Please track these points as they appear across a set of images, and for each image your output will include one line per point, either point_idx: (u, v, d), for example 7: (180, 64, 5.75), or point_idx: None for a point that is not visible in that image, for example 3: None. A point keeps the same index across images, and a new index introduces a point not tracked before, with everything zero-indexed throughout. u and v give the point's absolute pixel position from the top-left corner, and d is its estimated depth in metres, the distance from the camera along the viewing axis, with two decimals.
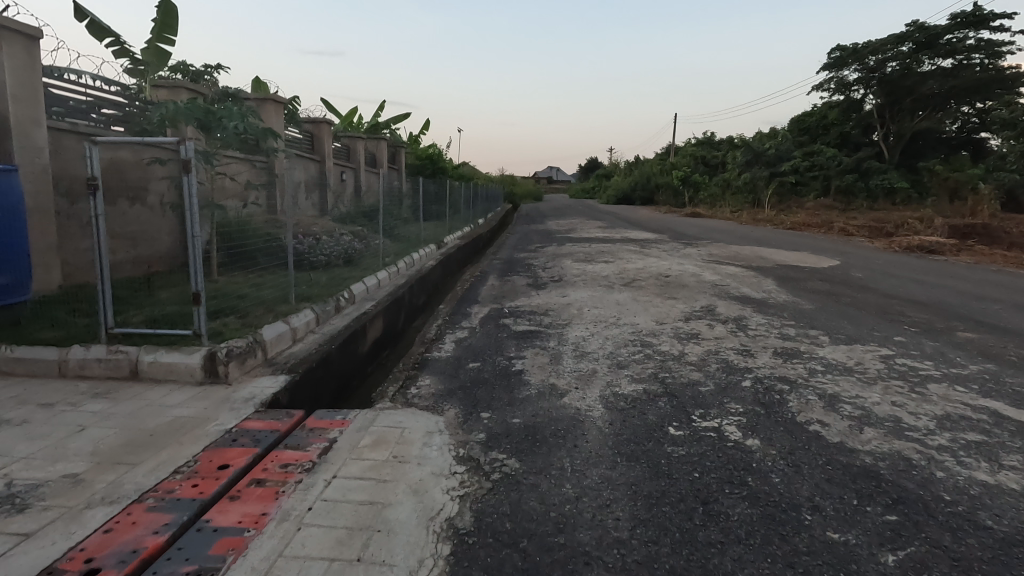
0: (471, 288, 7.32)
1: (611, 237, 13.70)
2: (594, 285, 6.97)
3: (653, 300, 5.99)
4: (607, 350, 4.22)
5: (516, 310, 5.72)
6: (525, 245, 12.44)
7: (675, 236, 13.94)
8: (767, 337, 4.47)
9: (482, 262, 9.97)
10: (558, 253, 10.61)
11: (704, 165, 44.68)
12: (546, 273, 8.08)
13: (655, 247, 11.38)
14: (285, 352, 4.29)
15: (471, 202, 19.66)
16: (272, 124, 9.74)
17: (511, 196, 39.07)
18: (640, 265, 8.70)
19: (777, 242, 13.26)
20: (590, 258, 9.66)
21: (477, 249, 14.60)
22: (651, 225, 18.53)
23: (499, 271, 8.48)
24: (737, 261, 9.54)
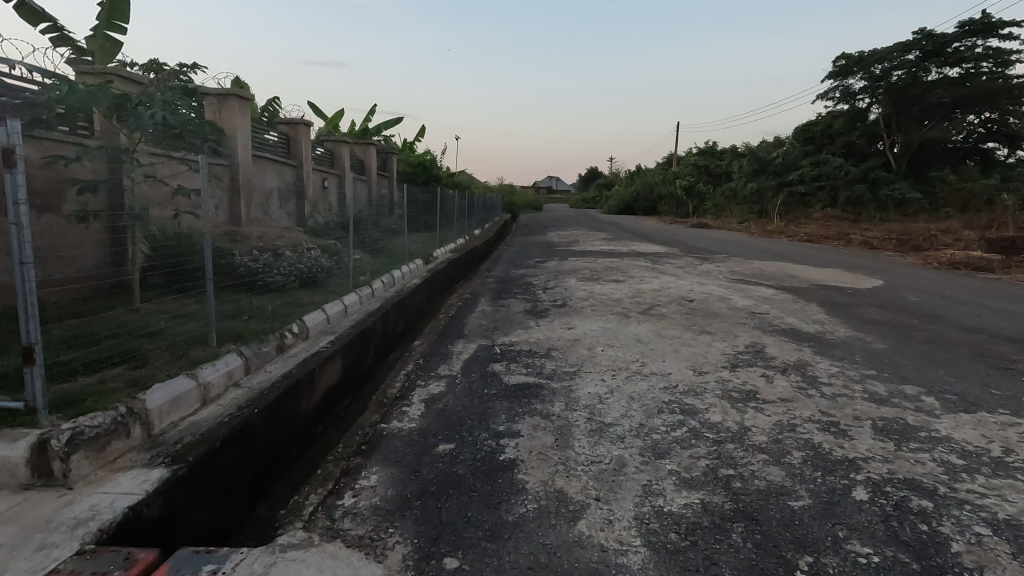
0: (459, 315, 6.11)
1: (617, 251, 12.54)
2: (606, 312, 5.79)
3: (682, 335, 4.80)
4: (635, 421, 3.01)
5: (511, 349, 4.51)
6: (524, 260, 11.25)
7: (688, 251, 12.76)
8: (851, 398, 3.28)
9: (475, 280, 8.77)
10: (560, 270, 9.43)
11: (708, 175, 43.70)
12: (547, 295, 6.87)
13: (668, 263, 10.20)
14: (184, 423, 3.06)
15: (467, 212, 18.48)
16: (235, 123, 8.59)
17: (510, 206, 38.01)
18: (656, 285, 7.52)
19: (800, 256, 12.10)
20: (596, 277, 8.47)
21: (471, 265, 13.39)
22: (659, 237, 17.37)
23: (493, 293, 7.28)
24: (765, 280, 8.35)
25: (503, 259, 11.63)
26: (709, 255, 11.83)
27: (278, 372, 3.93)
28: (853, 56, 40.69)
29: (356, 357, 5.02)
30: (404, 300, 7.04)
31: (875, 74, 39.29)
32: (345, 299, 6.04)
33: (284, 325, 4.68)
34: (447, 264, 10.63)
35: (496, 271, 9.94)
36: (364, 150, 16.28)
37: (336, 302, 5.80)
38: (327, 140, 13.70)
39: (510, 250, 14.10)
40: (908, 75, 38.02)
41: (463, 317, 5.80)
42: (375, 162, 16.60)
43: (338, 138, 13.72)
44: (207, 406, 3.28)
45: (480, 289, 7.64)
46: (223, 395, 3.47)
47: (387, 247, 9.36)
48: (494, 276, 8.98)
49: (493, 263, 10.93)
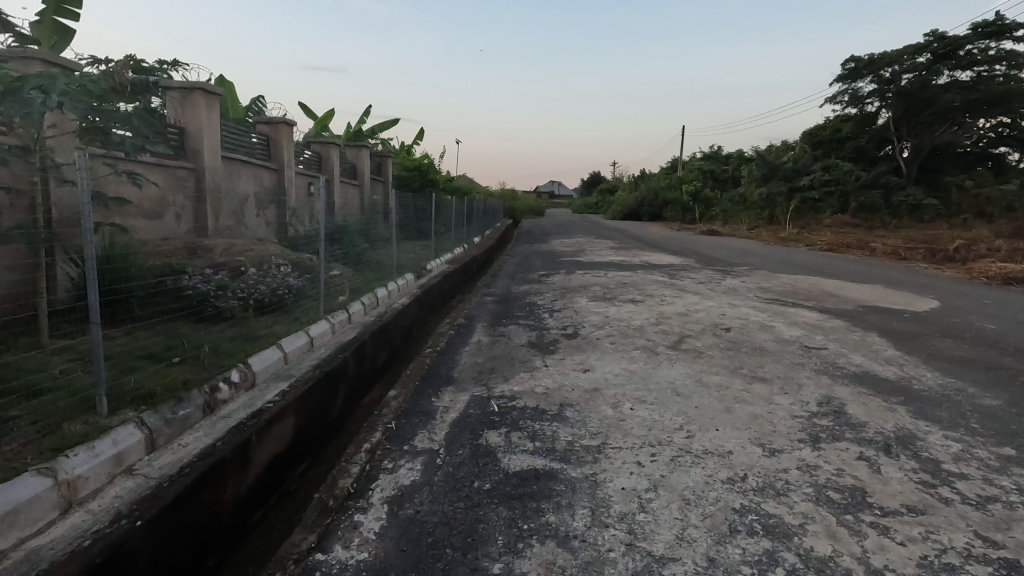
0: (450, 346, 5.09)
1: (628, 262, 11.51)
2: (628, 347, 4.76)
3: (731, 383, 3.77)
4: (701, 555, 1.99)
5: (514, 405, 3.48)
6: (526, 273, 10.21)
7: (704, 262, 11.71)
8: (1008, 507, 2.26)
9: (472, 298, 7.76)
10: (568, 286, 8.40)
11: (714, 180, 42.71)
12: (555, 322, 5.84)
13: (687, 278, 9.18)
14: (19, 552, 2.04)
15: (465, 219, 17.46)
16: (201, 120, 7.62)
17: (511, 212, 37.01)
18: (681, 308, 6.49)
19: (829, 269, 11.07)
20: (611, 296, 7.44)
21: (469, 277, 12.37)
22: (670, 246, 16.38)
23: (492, 316, 6.26)
24: (803, 300, 7.32)
25: (504, 272, 10.60)
26: (729, 268, 10.78)
27: (198, 445, 2.91)
28: (863, 58, 39.69)
29: (318, 406, 4.00)
30: (386, 325, 6.02)
31: (886, 77, 38.28)
32: (314, 328, 5.02)
33: (223, 371, 3.66)
34: (441, 278, 9.61)
35: (496, 286, 8.92)
36: (356, 152, 15.27)
37: (301, 333, 4.78)
38: (314, 141, 12.70)
39: (511, 260, 13.07)
40: (920, 78, 37.03)
41: (455, 352, 4.77)
42: (369, 165, 15.60)
43: (327, 140, 12.71)
44: (69, 517, 2.26)
45: (477, 311, 6.62)
46: (104, 492, 2.45)
47: (376, 260, 8.33)
48: (494, 293, 7.95)
49: (493, 277, 9.91)
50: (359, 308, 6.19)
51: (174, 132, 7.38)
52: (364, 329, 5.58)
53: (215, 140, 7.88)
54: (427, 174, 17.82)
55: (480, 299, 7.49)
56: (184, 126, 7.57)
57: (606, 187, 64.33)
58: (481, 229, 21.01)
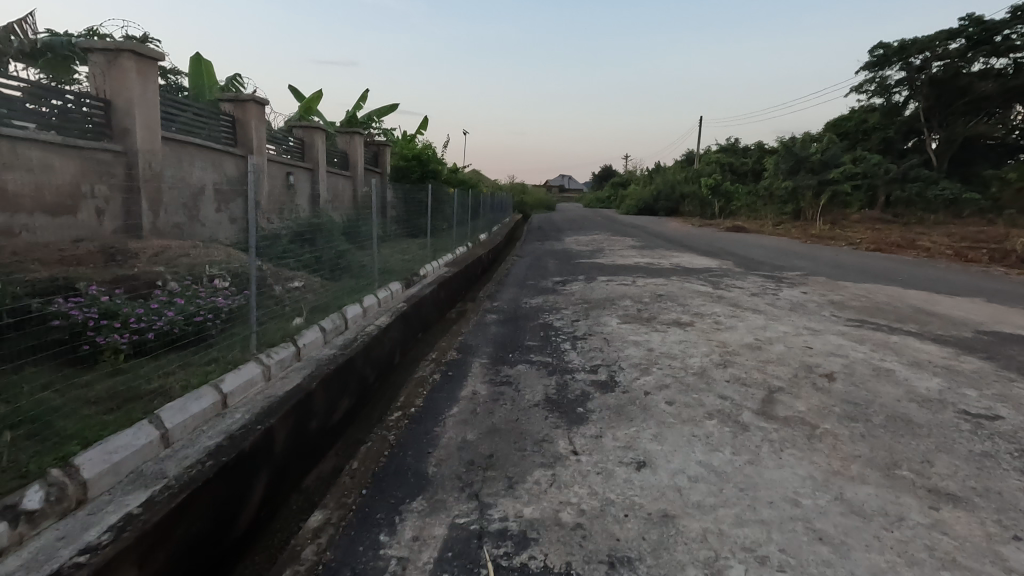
0: (433, 400, 3.51)
1: (657, 266, 9.88)
2: (694, 413, 3.18)
3: (902, 507, 2.19)
4: None
5: (524, 564, 1.91)
6: (538, 279, 8.62)
7: (745, 266, 10.05)
8: None
9: (472, 316, 6.20)
10: (590, 299, 6.80)
11: (733, 173, 40.84)
12: (581, 360, 4.26)
13: (735, 288, 7.54)
14: None
15: (470, 213, 15.88)
16: (129, 90, 6.07)
17: (520, 206, 35.48)
18: (745, 336, 4.88)
19: (896, 274, 9.37)
20: (649, 314, 5.83)
21: (472, 281, 10.81)
22: (698, 245, 14.70)
23: (496, 347, 4.68)
24: (898, 322, 5.66)
25: (512, 277, 9.01)
26: (777, 274, 9.11)
27: None
28: (891, 44, 37.44)
29: (210, 522, 2.46)
30: (353, 360, 4.47)
31: (916, 64, 36.07)
32: (236, 376, 3.46)
33: (21, 488, 2.13)
34: (437, 286, 8.03)
35: (503, 297, 7.35)
36: (348, 139, 13.71)
37: (213, 387, 3.22)
38: (297, 126, 11.15)
39: (521, 261, 11.46)
40: (954, 65, 34.83)
41: (438, 417, 3.19)
42: (362, 154, 14.05)
43: (311, 123, 11.16)
44: None
45: (476, 337, 5.03)
46: None
47: (356, 265, 6.78)
48: (499, 309, 6.37)
49: (499, 283, 8.33)
50: (318, 336, 4.64)
51: (95, 107, 5.86)
52: (318, 370, 4.02)
53: (150, 117, 6.34)
54: (427, 164, 16.23)
55: (481, 318, 5.90)
56: (111, 99, 6.05)
57: (618, 180, 62.48)
58: (488, 223, 19.43)
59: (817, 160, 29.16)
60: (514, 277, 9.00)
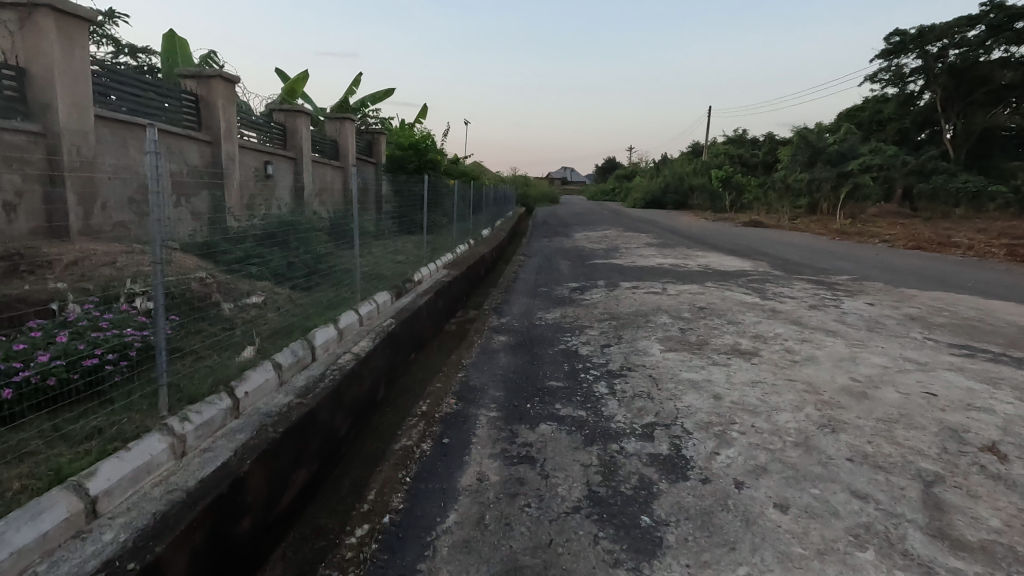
0: (420, 496, 2.35)
1: (684, 269, 8.72)
2: (830, 532, 2.02)
3: None
4: None
5: None
6: (552, 285, 7.43)
7: (784, 269, 8.88)
8: None
9: (475, 336, 5.04)
10: (618, 314, 5.63)
11: (743, 165, 39.54)
12: (627, 418, 3.08)
13: (786, 298, 6.37)
14: None
15: (471, 207, 14.65)
16: (49, 54, 4.89)
17: (524, 199, 34.27)
18: (836, 374, 3.71)
19: (958, 279, 8.20)
20: (697, 337, 4.66)
21: (474, 284, 9.65)
22: (718, 242, 13.52)
23: (509, 391, 3.52)
24: (1012, 348, 4.49)
25: (521, 282, 7.83)
26: (826, 279, 7.92)
27: None
28: (907, 31, 36.05)
29: None
30: (315, 412, 3.30)
31: (933, 52, 34.70)
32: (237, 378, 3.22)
33: None
34: (433, 294, 6.85)
35: (512, 308, 6.18)
36: (338, 126, 12.49)
37: (72, 490, 2.05)
38: (278, 109, 9.95)
39: (529, 261, 10.27)
40: (972, 53, 33.43)
41: (426, 542, 2.03)
42: (354, 143, 12.84)
43: (293, 106, 9.95)
44: None
45: (482, 374, 3.85)
46: None
47: (337, 272, 5.60)
48: (509, 327, 5.18)
49: (507, 291, 7.15)
50: (272, 376, 3.46)
51: (4, 76, 4.66)
52: (259, 435, 2.84)
53: (79, 88, 5.17)
54: (425, 154, 15.03)
55: (487, 342, 4.71)
56: (25, 67, 4.85)
57: (623, 173, 61.17)
58: (491, 218, 18.24)
59: (834, 151, 27.86)
60: (523, 281, 7.83)
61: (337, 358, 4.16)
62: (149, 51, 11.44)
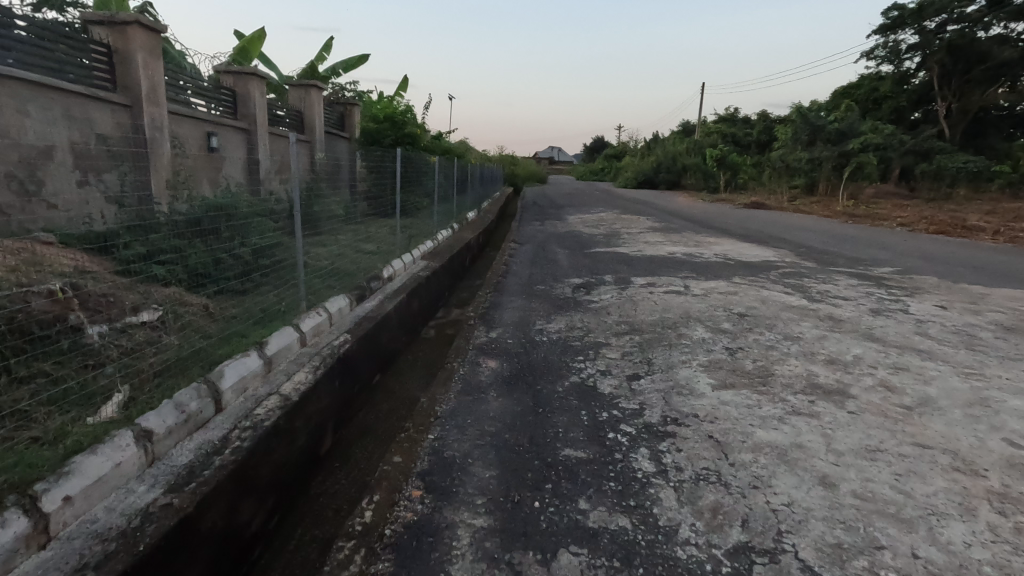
0: None
1: (700, 260, 7.53)
2: None
3: None
4: None
5: None
6: (550, 282, 6.19)
7: (815, 260, 7.71)
8: None
9: (455, 358, 3.79)
10: (639, 325, 4.43)
11: (736, 145, 38.38)
12: (701, 537, 1.89)
13: (837, 301, 5.20)
14: None
15: (455, 186, 13.25)
16: None
17: (510, 179, 32.81)
18: (979, 433, 2.55)
19: (1015, 273, 7.10)
20: (753, 362, 3.48)
21: (457, 276, 8.38)
22: (725, 226, 12.34)
23: (502, 471, 2.30)
24: None
25: (512, 276, 6.60)
26: (868, 272, 6.78)
27: None
28: (905, 6, 34.75)
29: None
30: (194, 520, 2.04)
31: (932, 27, 33.51)
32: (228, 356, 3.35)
33: None
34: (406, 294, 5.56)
35: (504, 314, 4.94)
36: (303, 94, 11.02)
37: None
38: (226, 72, 8.47)
39: (520, 249, 9.01)
40: (972, 28, 32.30)
41: None
42: (322, 114, 11.37)
43: (245, 68, 8.47)
44: None
45: (465, 434, 2.62)
46: None
47: (278, 271, 4.31)
48: (501, 346, 3.94)
49: (497, 289, 5.90)
50: (133, 454, 2.18)
51: None
52: None
53: None
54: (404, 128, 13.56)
55: (472, 371, 3.47)
56: None
57: (613, 152, 59.71)
58: (477, 198, 16.84)
59: (834, 130, 26.72)
60: (515, 275, 6.59)
61: (256, 405, 2.89)
62: (76, 4, 9.80)
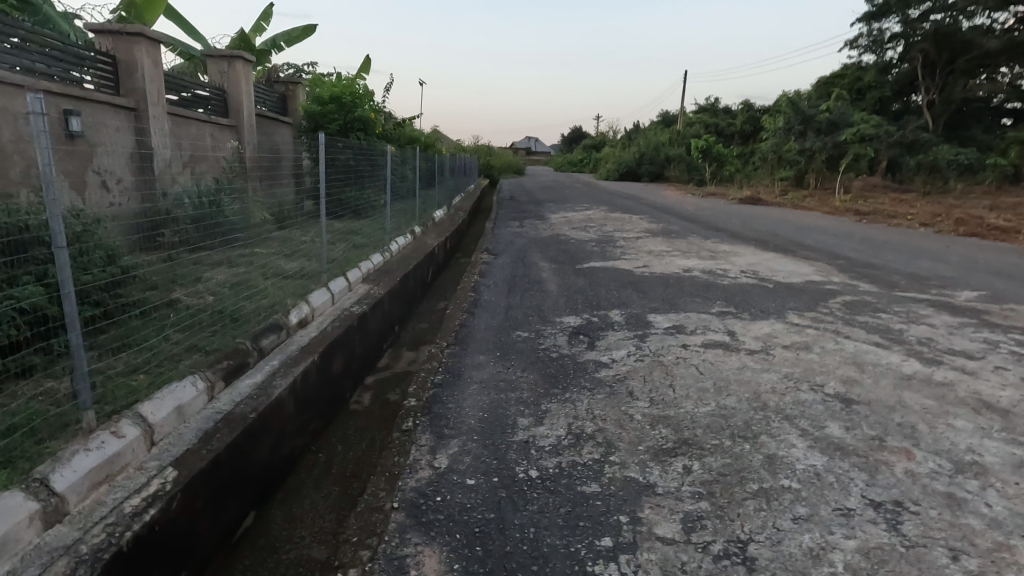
0: None
1: (727, 282, 5.81)
2: None
3: None
4: None
5: None
6: (537, 323, 4.40)
7: (867, 280, 6.08)
8: None
9: (360, 535, 1.96)
10: (691, 425, 2.68)
11: (719, 135, 37.06)
12: None
13: (963, 362, 3.52)
14: None
15: (418, 180, 11.29)
16: None
17: (486, 169, 30.86)
18: None
19: None
20: (958, 563, 1.75)
21: (412, 299, 6.52)
22: (730, 228, 10.69)
23: None
24: None
25: (484, 310, 4.78)
26: (951, 302, 5.13)
27: None
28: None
29: None
30: None
31: (917, 16, 32.50)
32: None
33: None
34: (320, 352, 3.69)
35: (467, 394, 3.12)
36: (225, 68, 8.99)
37: None
38: (100, 31, 6.35)
39: (495, 261, 7.19)
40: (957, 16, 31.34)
41: None
42: (250, 92, 9.32)
43: (127, 25, 6.38)
44: None
45: None
46: None
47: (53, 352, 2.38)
48: (454, 501, 2.12)
49: (459, 338, 4.07)
50: None
51: None
52: None
53: None
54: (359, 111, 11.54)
55: None
56: None
57: (591, 143, 58.06)
58: (447, 193, 14.89)
59: (824, 120, 25.43)
60: (488, 310, 4.78)
61: None
62: None
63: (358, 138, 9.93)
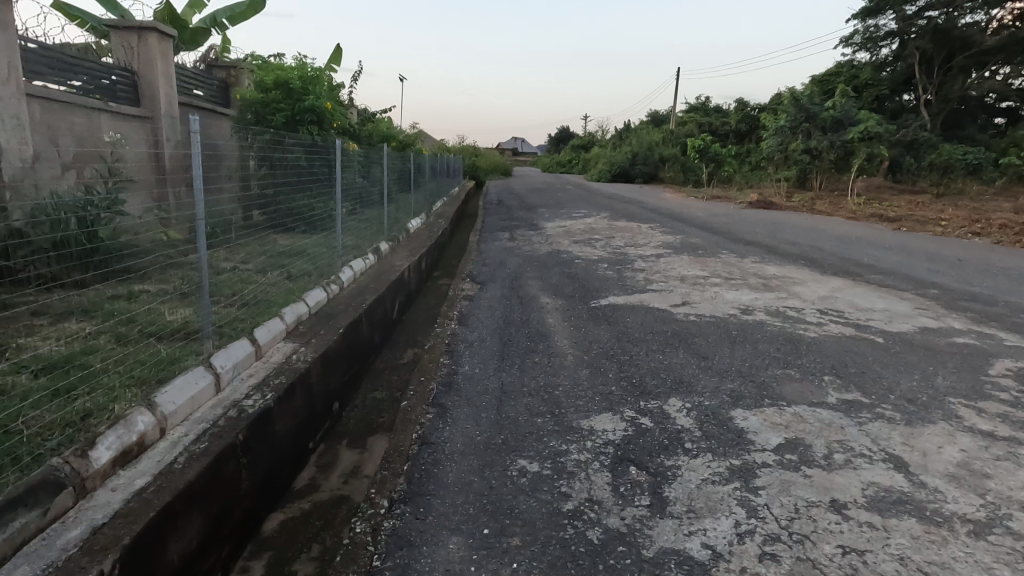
0: None
1: (816, 334, 4.04)
2: None
3: None
4: None
5: None
6: (551, 436, 2.60)
7: (1002, 327, 4.35)
8: None
9: None
10: None
11: (714, 135, 35.53)
12: None
13: None
14: None
15: (391, 184, 9.41)
16: None
17: (471, 171, 28.96)
18: None
19: None
20: None
21: (364, 356, 4.69)
22: (762, 241, 8.93)
23: None
24: None
25: (462, 403, 2.96)
26: None
27: None
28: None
29: None
30: None
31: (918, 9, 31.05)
32: None
33: None
34: (133, 538, 1.87)
35: None
36: (133, 43, 7.06)
37: None
38: None
39: (483, 295, 5.37)
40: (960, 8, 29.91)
41: None
42: (169, 74, 7.40)
43: None
44: None
45: None
46: None
47: None
48: None
49: (416, 480, 2.27)
50: None
51: None
52: None
53: None
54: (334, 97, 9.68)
55: None
56: None
57: (580, 143, 56.43)
58: (427, 197, 13.01)
59: (829, 118, 23.88)
60: (469, 402, 2.96)
61: None
62: None
63: (310, 133, 8.03)
